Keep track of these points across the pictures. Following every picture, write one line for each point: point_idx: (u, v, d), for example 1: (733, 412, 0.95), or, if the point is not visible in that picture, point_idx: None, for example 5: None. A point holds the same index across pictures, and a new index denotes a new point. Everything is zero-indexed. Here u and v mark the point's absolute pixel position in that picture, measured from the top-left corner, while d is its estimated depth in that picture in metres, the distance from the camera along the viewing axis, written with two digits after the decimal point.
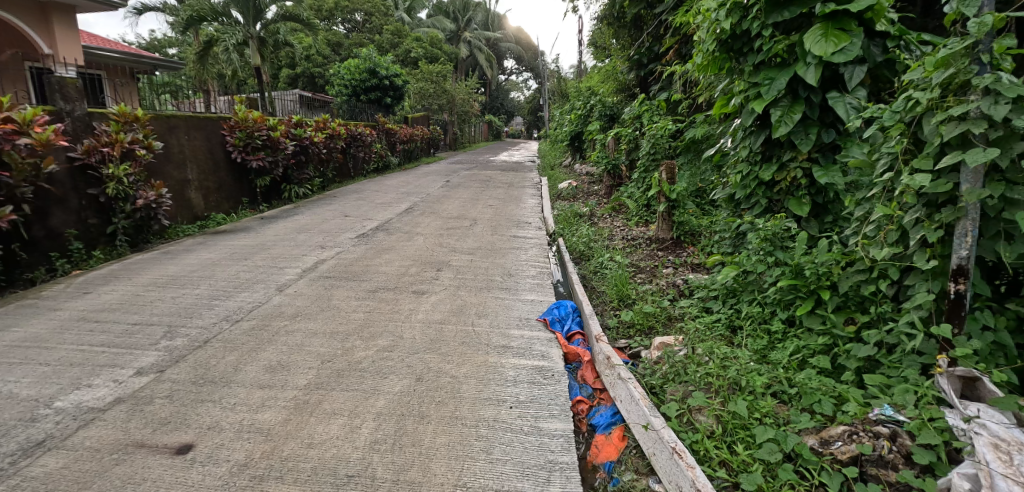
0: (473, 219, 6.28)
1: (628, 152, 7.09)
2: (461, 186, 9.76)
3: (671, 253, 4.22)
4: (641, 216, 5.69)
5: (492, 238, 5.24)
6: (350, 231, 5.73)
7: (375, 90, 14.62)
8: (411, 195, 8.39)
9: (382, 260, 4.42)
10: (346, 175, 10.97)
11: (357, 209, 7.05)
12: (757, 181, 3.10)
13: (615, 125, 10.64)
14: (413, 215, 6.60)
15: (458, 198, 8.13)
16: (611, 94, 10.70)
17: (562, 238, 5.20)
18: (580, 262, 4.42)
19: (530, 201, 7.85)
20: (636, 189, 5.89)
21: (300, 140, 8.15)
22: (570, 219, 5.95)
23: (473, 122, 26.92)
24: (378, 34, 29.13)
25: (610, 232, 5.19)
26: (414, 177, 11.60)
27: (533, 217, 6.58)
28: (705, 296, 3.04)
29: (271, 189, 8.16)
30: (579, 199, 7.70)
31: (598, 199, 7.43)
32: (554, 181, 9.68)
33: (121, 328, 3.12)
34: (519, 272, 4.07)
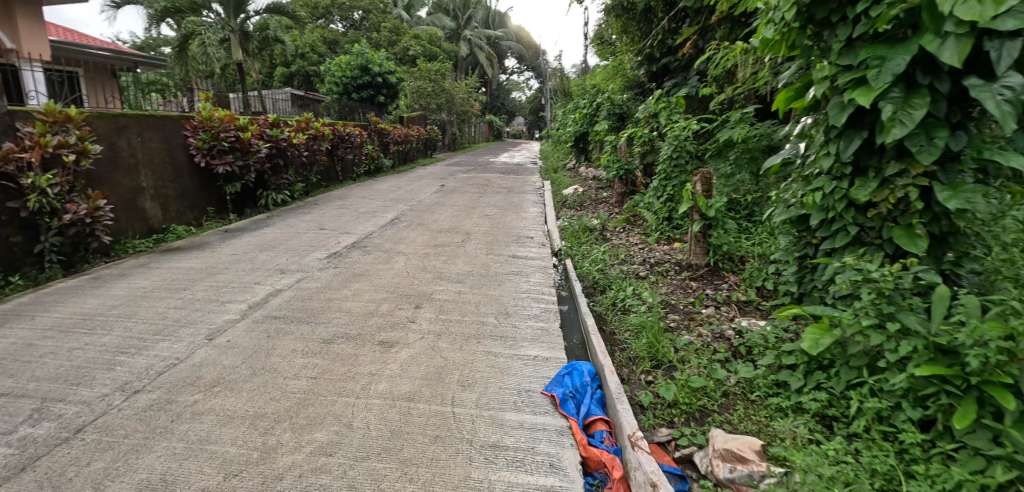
0: (466, 233, 5.44)
1: (644, 154, 6.24)
2: (457, 191, 8.91)
3: (708, 284, 3.38)
4: (663, 231, 4.86)
5: (487, 258, 4.40)
6: (321, 248, 4.90)
7: (367, 88, 13.77)
8: (399, 202, 7.55)
9: (349, 291, 3.59)
10: (333, 179, 10.13)
11: (336, 220, 6.21)
12: (846, 202, 2.27)
13: (624, 124, 9.77)
14: (398, 228, 5.76)
15: (452, 205, 7.29)
16: (619, 92, 9.84)
17: (571, 259, 4.36)
18: (594, 294, 3.57)
19: (533, 210, 7.01)
20: (657, 199, 5.04)
21: (275, 141, 7.31)
22: (579, 233, 5.10)
23: (473, 121, 26.05)
24: (377, 32, 28.31)
25: (629, 252, 4.35)
26: (406, 180, 10.75)
27: (536, 229, 5.73)
28: (774, 361, 2.21)
29: (245, 196, 7.34)
30: (587, 208, 6.86)
31: (609, 208, 6.58)
32: (559, 186, 8.83)
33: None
34: (518, 308, 3.23)
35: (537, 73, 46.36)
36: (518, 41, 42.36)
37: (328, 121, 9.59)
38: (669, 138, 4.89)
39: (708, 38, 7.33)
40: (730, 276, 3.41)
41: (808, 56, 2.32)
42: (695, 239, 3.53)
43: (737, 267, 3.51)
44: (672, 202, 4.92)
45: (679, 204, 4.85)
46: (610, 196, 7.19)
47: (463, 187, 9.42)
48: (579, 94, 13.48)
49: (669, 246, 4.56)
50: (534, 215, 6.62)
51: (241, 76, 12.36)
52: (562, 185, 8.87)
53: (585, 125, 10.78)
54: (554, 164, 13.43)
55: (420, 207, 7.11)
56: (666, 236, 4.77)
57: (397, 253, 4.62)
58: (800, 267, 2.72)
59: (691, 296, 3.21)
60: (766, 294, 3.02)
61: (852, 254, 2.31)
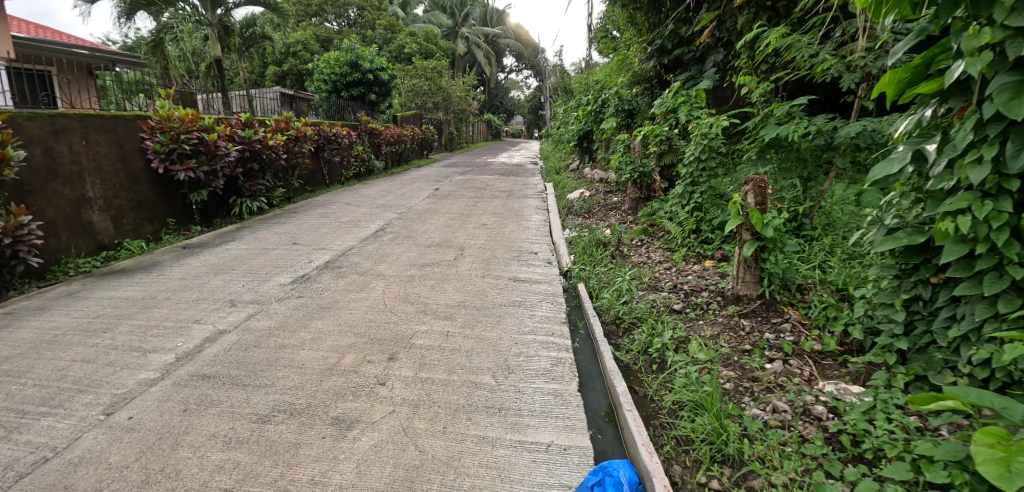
0: (459, 248, 4.68)
1: (662, 154, 5.49)
2: (452, 195, 8.16)
3: (764, 323, 2.65)
4: (691, 246, 4.12)
5: (483, 283, 3.65)
6: (287, 269, 4.15)
7: (358, 85, 12.92)
8: (387, 209, 6.79)
9: (308, 332, 2.84)
10: (318, 183, 9.37)
11: (312, 232, 5.47)
12: (1008, 232, 1.54)
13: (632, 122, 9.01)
14: (382, 242, 5.00)
15: (445, 213, 6.53)
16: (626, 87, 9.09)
17: (584, 282, 3.64)
18: (618, 337, 2.83)
19: (535, 217, 6.25)
20: (681, 208, 4.39)
21: (248, 143, 6.56)
22: (591, 249, 4.35)
23: (470, 120, 25.22)
24: (372, 29, 27.44)
25: (655, 276, 3.61)
26: (398, 183, 9.99)
27: (540, 241, 5.00)
28: (908, 473, 1.47)
29: (215, 205, 6.60)
30: (596, 215, 6.11)
31: (621, 216, 5.84)
32: (563, 190, 8.07)
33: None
34: (521, 360, 2.48)
35: (535, 71, 45.52)
36: (516, 38, 41.47)
37: (311, 120, 8.82)
38: (697, 137, 4.17)
39: (729, 24, 6.55)
40: (792, 312, 2.68)
41: (947, 20, 1.60)
42: (742, 263, 2.80)
43: (797, 299, 2.78)
44: (701, 212, 4.19)
45: (710, 214, 4.11)
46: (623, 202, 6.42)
47: (459, 191, 8.66)
48: (581, 90, 12.68)
49: (700, 265, 3.82)
50: (537, 224, 5.87)
51: (221, 73, 11.56)
52: (566, 188, 8.10)
53: (589, 122, 10.01)
54: (556, 164, 12.65)
55: (408, 215, 6.36)
56: (696, 252, 4.03)
57: (375, 276, 3.87)
58: (907, 314, 1.97)
59: (745, 343, 2.48)
60: (849, 342, 2.29)
61: (1011, 306, 1.58)
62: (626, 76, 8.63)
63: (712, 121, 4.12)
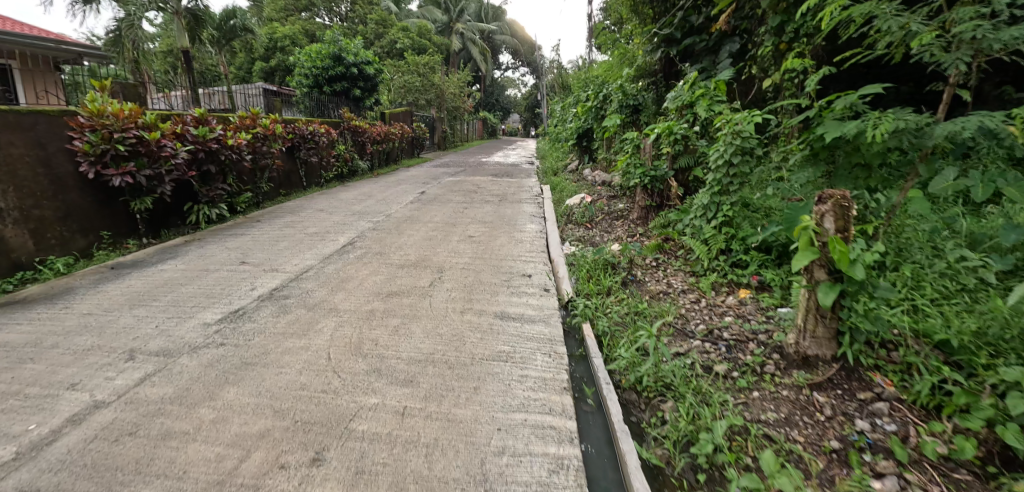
0: (437, 269, 3.89)
1: (676, 155, 4.71)
2: (439, 200, 7.37)
3: (848, 401, 1.92)
4: (720, 270, 3.35)
5: (462, 321, 2.87)
6: (221, 299, 3.35)
7: (341, 79, 11.96)
8: (362, 218, 6.00)
9: (211, 409, 2.06)
10: (293, 186, 8.55)
11: (268, 248, 4.68)
12: None
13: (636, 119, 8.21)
14: (347, 260, 4.20)
15: (428, 221, 5.73)
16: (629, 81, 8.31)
17: (589, 320, 2.86)
18: (639, 414, 2.05)
19: (530, 226, 5.47)
20: (704, 222, 3.60)
21: (202, 143, 5.75)
22: (597, 270, 3.56)
23: (465, 117, 24.35)
24: (362, 24, 26.48)
25: (681, 312, 2.84)
26: (382, 186, 9.17)
27: (536, 258, 4.21)
28: None
29: (165, 213, 5.77)
30: (600, 224, 5.31)
31: (628, 226, 5.05)
32: (561, 194, 7.27)
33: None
34: (506, 463, 1.72)
35: (532, 68, 44.62)
36: (513, 34, 40.53)
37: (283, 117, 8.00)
38: (727, 136, 3.41)
39: (749, 9, 5.79)
40: (882, 383, 1.98)
41: None
42: (809, 312, 2.07)
43: (884, 361, 2.08)
44: (732, 227, 3.42)
45: (743, 231, 3.36)
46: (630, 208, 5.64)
47: (446, 195, 7.86)
48: (580, 85, 11.86)
49: (735, 297, 3.06)
50: (532, 235, 5.08)
51: (189, 65, 10.71)
52: (565, 192, 7.30)
53: (589, 120, 9.22)
54: (553, 164, 11.84)
55: (384, 225, 5.56)
56: (727, 279, 3.26)
57: (326, 310, 3.08)
58: None
59: (830, 437, 1.77)
60: (990, 443, 1.61)
61: None
62: (630, 70, 7.82)
63: (746, 116, 3.35)
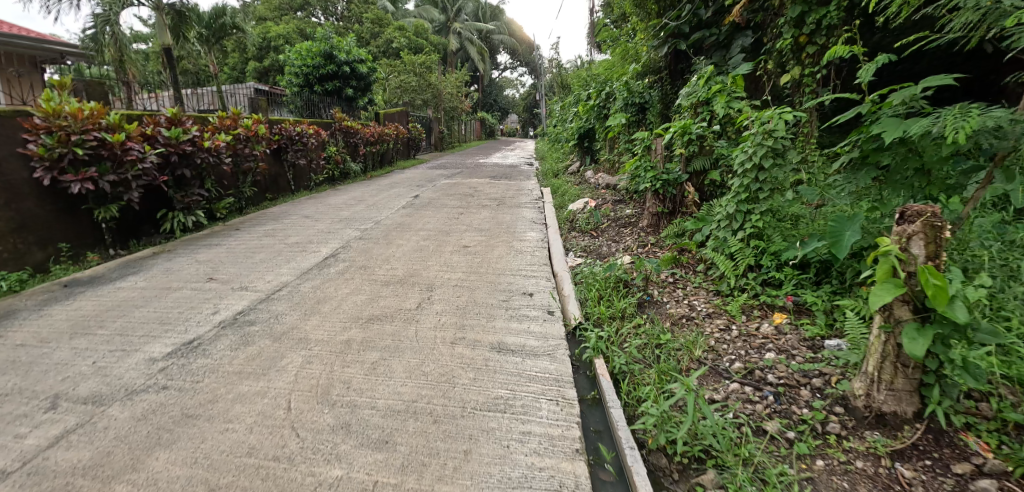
0: (426, 286, 3.45)
1: (691, 157, 4.30)
2: (434, 205, 6.93)
3: (941, 476, 1.49)
4: (750, 290, 2.93)
5: (452, 354, 2.44)
6: (176, 327, 2.92)
7: (333, 79, 11.53)
8: (349, 225, 5.56)
9: (129, 486, 1.64)
10: (281, 189, 8.12)
11: (242, 262, 4.25)
12: None
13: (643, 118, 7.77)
14: (326, 276, 3.77)
15: (420, 228, 5.29)
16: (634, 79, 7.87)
17: (604, 354, 2.42)
18: (672, 488, 1.63)
19: (531, 233, 5.04)
20: (729, 234, 3.17)
21: (174, 146, 5.32)
22: (609, 288, 3.14)
23: (462, 117, 23.90)
24: (358, 23, 26.04)
25: (710, 344, 2.42)
26: (375, 189, 8.73)
27: (538, 272, 3.77)
28: None
29: (136, 222, 5.34)
30: (607, 231, 4.89)
31: (638, 234, 4.62)
32: (563, 198, 6.84)
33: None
34: None
35: (531, 69, 44.22)
36: (511, 33, 40.09)
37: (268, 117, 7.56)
38: (757, 137, 2.99)
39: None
40: (979, 449, 1.54)
41: None
42: (886, 358, 1.66)
43: (978, 415, 1.65)
44: (762, 240, 3.00)
45: (775, 245, 2.93)
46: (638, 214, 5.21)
47: (441, 198, 7.42)
48: (581, 84, 11.42)
49: (770, 323, 2.64)
50: (533, 243, 4.65)
51: (172, 63, 10.29)
52: (567, 195, 6.87)
53: (591, 119, 8.79)
54: (553, 165, 11.39)
55: (372, 233, 5.12)
56: (759, 301, 2.84)
57: (295, 340, 2.66)
58: None
59: None
60: None
61: None
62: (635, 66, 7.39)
63: (778, 114, 2.93)
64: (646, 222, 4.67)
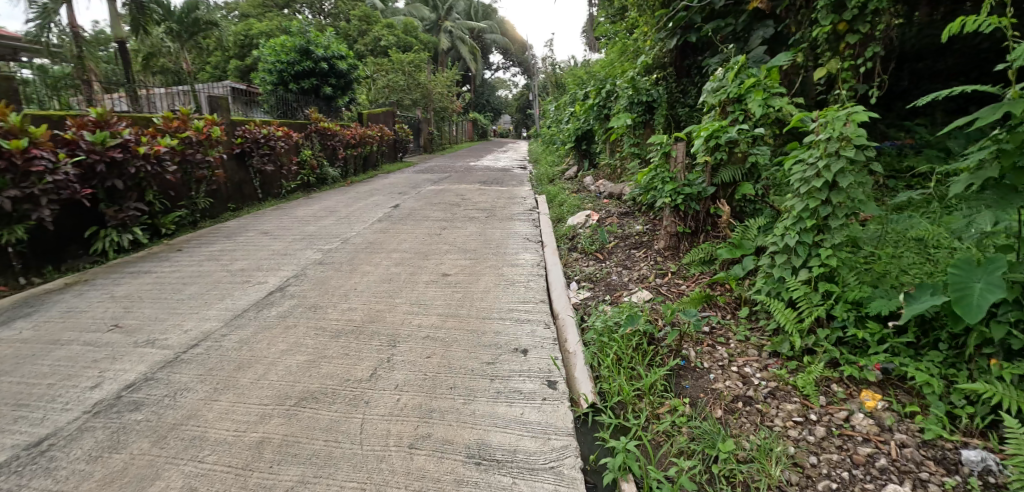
0: (387, 340, 2.64)
1: (717, 166, 3.54)
2: (415, 217, 6.10)
3: None
4: (822, 353, 2.16)
5: (407, 471, 1.65)
6: (33, 413, 2.13)
7: (310, 76, 10.60)
8: (311, 245, 4.72)
9: None
10: (244, 198, 7.27)
11: (164, 299, 3.42)
12: None
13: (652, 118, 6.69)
14: (262, 322, 2.94)
15: (393, 249, 4.46)
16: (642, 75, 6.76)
17: (638, 469, 1.65)
18: None
19: (524, 255, 4.23)
20: (788, 273, 2.38)
21: (100, 153, 4.48)
22: (630, 346, 2.34)
23: (453, 118, 22.98)
24: (345, 20, 25.11)
25: (789, 457, 1.67)
26: (352, 196, 7.88)
27: (534, 314, 2.96)
28: None
29: (57, 243, 4.50)
30: (615, 253, 4.07)
31: (654, 256, 3.83)
32: (561, 208, 6.02)
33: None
34: None
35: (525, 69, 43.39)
36: (503, 32, 39.22)
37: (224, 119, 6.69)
38: (829, 145, 2.22)
39: None
40: None
41: None
42: None
43: None
44: (835, 284, 2.23)
45: (855, 292, 2.17)
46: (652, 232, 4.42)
47: (423, 209, 6.58)
48: (578, 82, 10.60)
49: (861, 410, 1.88)
50: (527, 269, 3.85)
51: (125, 58, 9.47)
52: (566, 205, 6.05)
53: (590, 120, 7.98)
54: (548, 168, 10.55)
55: (335, 256, 4.28)
56: (838, 371, 2.08)
57: (186, 441, 1.86)
58: None
59: None
60: None
61: None
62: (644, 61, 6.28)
63: (857, 113, 2.15)
64: (662, 243, 3.88)
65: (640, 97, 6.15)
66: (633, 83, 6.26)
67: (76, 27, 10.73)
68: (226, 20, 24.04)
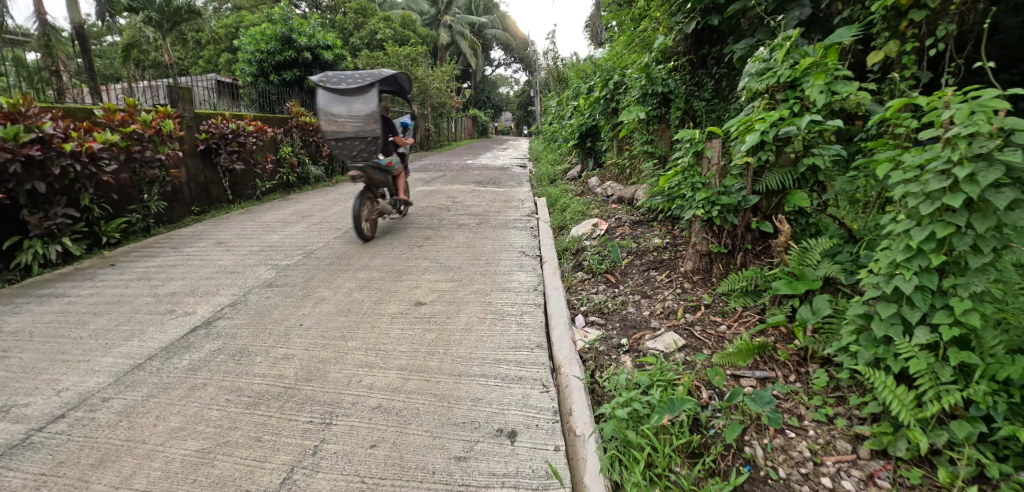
0: (324, 412, 1.90)
1: (760, 170, 2.81)
2: (397, 222, 5.34)
3: None
4: (960, 460, 1.46)
5: None
6: None
7: (292, 67, 9.81)
8: (266, 259, 3.97)
9: None
10: (211, 200, 6.54)
11: (59, 337, 2.69)
12: None
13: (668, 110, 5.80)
14: (163, 377, 2.21)
15: (361, 266, 3.70)
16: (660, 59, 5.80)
17: None
18: None
19: (519, 274, 3.48)
20: (895, 333, 1.66)
21: (13, 150, 3.75)
22: (666, 438, 1.62)
23: (452, 114, 22.19)
24: (340, 13, 24.26)
25: None
26: (332, 198, 7.12)
27: (529, 369, 2.22)
28: None
29: None
30: (630, 274, 3.32)
31: (679, 279, 3.08)
32: (564, 214, 5.24)
33: (396, 203, 4.95)
34: None
35: (526, 65, 42.45)
36: (505, 28, 38.36)
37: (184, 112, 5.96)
38: (971, 145, 1.51)
39: None
40: None
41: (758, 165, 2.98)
42: None
43: None
44: (972, 354, 1.53)
45: (1008, 369, 1.46)
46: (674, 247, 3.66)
47: (406, 213, 5.80)
48: (581, 76, 9.82)
49: None
50: (522, 294, 3.10)
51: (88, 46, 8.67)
52: (569, 210, 5.27)
53: (595, 114, 7.18)
54: (549, 167, 9.73)
55: (288, 275, 3.53)
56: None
57: None
58: None
59: None
60: None
61: None
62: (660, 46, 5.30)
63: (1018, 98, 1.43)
64: (688, 264, 3.14)
65: (655, 86, 5.23)
66: (647, 72, 5.33)
67: (41, 14, 9.97)
68: (218, 13, 23.30)
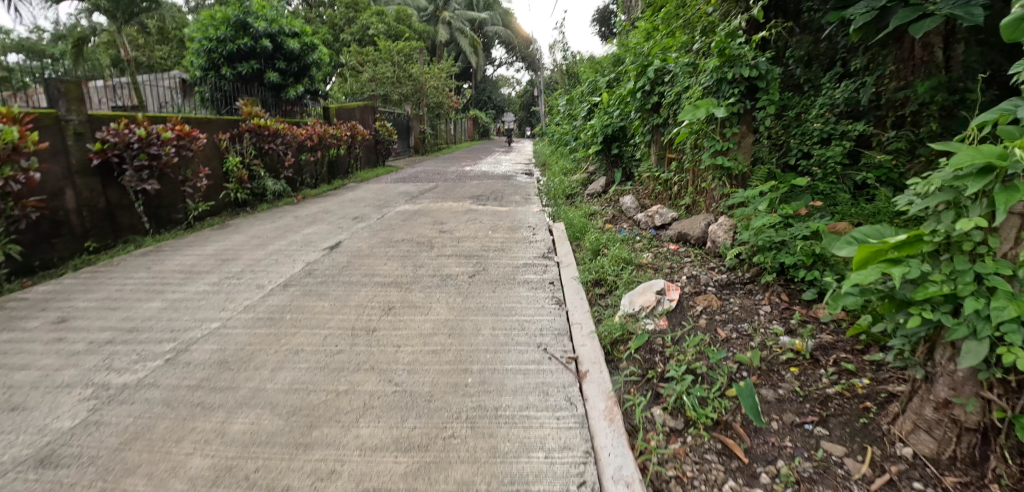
0: None
1: None
2: (353, 269, 3.64)
3: None
4: None
5: None
6: None
7: (251, 58, 8.15)
8: (100, 368, 2.31)
9: None
10: (118, 232, 4.89)
11: None
12: None
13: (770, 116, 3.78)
14: None
15: (244, 396, 2.00)
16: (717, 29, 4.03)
17: None
18: None
19: (543, 425, 1.77)
20: None
21: None
22: None
23: (450, 115, 20.39)
24: (329, 9, 22.58)
25: None
26: (284, 223, 5.43)
27: None
28: None
29: None
30: (769, 438, 1.62)
31: (907, 474, 1.38)
32: (596, 258, 3.54)
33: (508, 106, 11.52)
34: None
35: (528, 62, 40.71)
36: (506, 24, 36.67)
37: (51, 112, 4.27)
38: None
39: None
40: None
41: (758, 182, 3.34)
42: None
43: None
44: None
45: None
46: (831, 359, 1.93)
47: (373, 251, 4.12)
48: (599, 66, 7.99)
49: None
50: None
51: None
52: (606, 253, 3.55)
53: (626, 111, 5.48)
54: (562, 177, 8.03)
55: (100, 428, 1.86)
56: None
57: None
58: None
59: None
60: None
61: None
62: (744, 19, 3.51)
63: None
64: (916, 437, 1.43)
65: (737, 69, 3.33)
66: (722, 48, 3.44)
67: None
68: (198, 8, 21.40)
